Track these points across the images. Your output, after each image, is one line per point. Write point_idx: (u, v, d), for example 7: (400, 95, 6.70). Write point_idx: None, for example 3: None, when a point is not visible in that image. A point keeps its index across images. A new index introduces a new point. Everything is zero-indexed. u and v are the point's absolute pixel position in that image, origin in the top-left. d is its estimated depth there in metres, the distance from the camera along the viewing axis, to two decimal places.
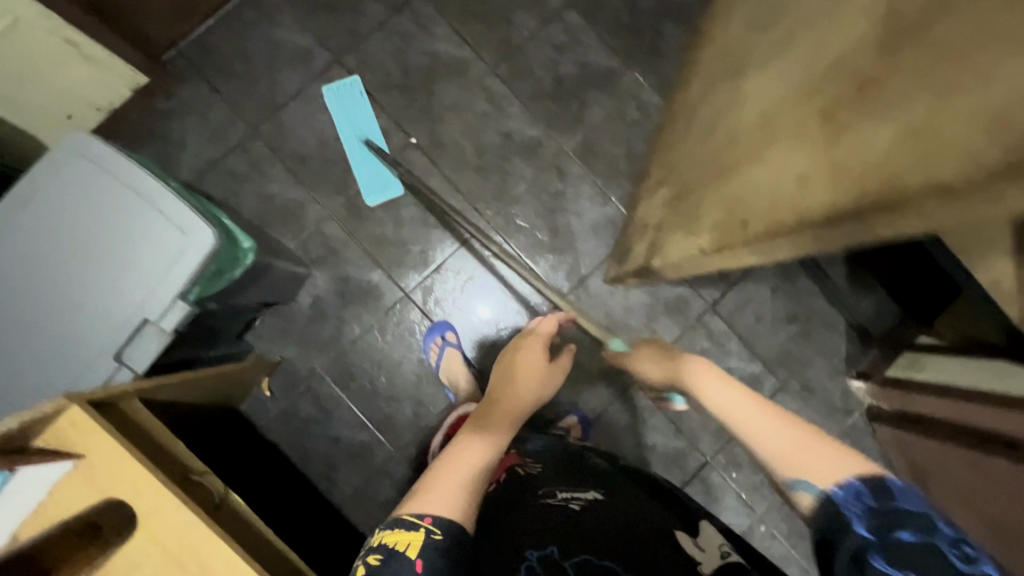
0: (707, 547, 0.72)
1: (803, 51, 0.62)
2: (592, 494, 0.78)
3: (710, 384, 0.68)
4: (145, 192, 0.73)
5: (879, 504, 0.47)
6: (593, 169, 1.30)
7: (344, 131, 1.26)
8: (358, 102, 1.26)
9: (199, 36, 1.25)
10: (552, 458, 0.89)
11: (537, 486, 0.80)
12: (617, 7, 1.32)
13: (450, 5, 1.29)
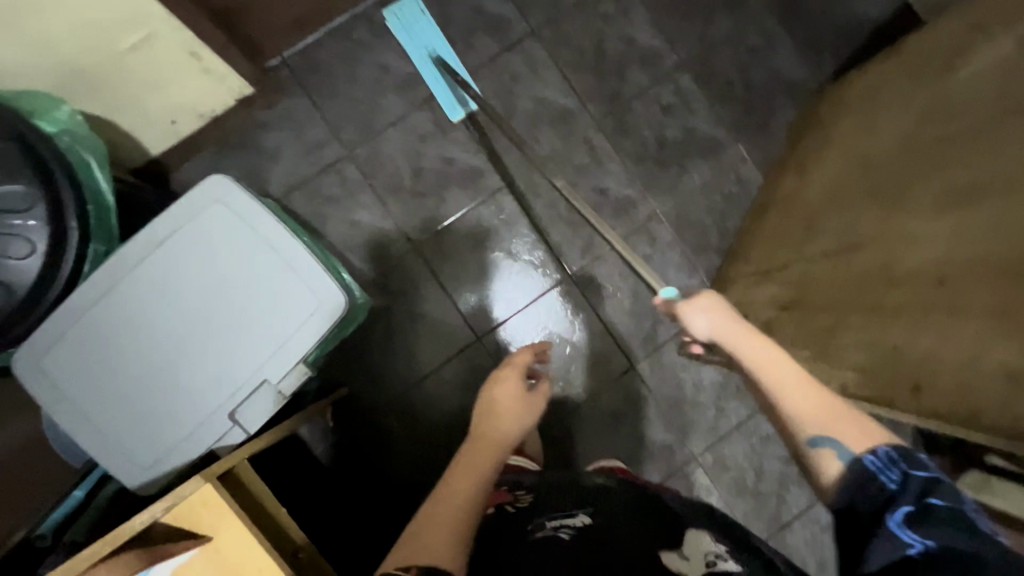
0: (691, 561, 0.67)
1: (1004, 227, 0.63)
2: (580, 519, 0.74)
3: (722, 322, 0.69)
4: (280, 245, 0.70)
5: (911, 468, 0.51)
6: (684, 237, 1.26)
7: (410, 49, 1.23)
8: (421, 16, 1.23)
9: (307, 48, 1.22)
10: (547, 481, 0.85)
11: (527, 516, 0.76)
12: (731, 75, 1.29)
13: (563, 52, 1.27)
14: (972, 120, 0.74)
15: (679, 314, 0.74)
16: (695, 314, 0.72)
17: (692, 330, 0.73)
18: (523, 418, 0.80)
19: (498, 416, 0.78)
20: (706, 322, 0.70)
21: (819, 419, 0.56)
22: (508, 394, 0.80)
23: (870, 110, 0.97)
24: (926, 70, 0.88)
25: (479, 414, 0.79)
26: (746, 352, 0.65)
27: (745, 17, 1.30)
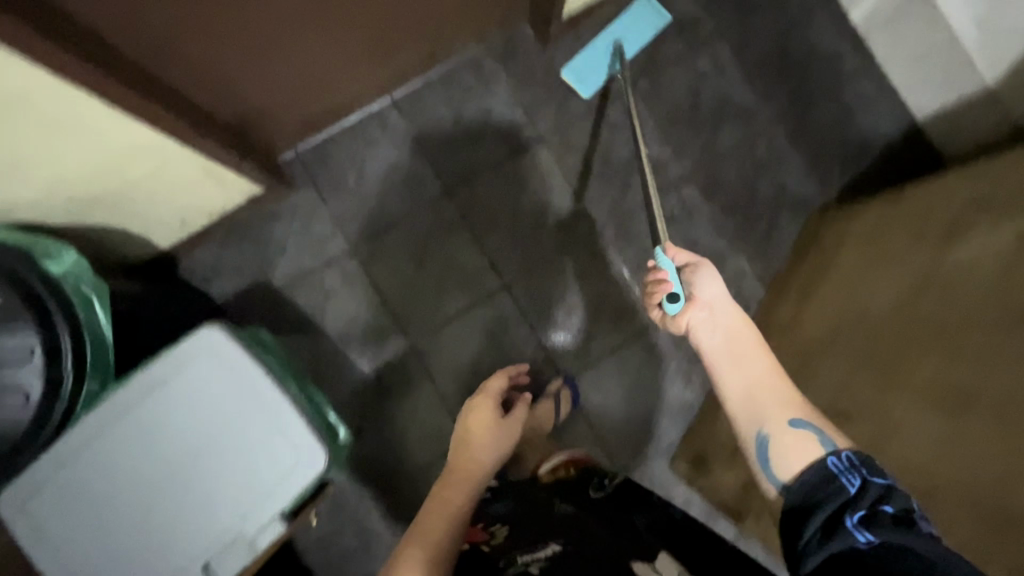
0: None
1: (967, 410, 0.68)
2: (551, 548, 0.72)
3: (709, 292, 0.78)
4: (285, 424, 0.71)
5: (867, 473, 0.58)
6: (680, 349, 1.26)
7: (623, 19, 1.29)
8: (648, 28, 1.30)
9: (319, 144, 1.26)
10: (518, 513, 0.85)
11: (502, 559, 0.75)
12: (736, 187, 1.30)
13: (569, 158, 1.29)
14: (960, 309, 0.73)
15: (691, 280, 0.80)
16: (706, 278, 0.79)
17: (695, 291, 0.79)
18: (498, 440, 0.91)
19: (475, 443, 0.90)
20: (717, 288, 0.78)
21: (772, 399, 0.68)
22: (480, 423, 0.92)
23: (866, 258, 0.98)
24: (925, 233, 0.88)
25: (459, 444, 0.91)
26: (728, 322, 0.75)
27: (753, 130, 1.31)
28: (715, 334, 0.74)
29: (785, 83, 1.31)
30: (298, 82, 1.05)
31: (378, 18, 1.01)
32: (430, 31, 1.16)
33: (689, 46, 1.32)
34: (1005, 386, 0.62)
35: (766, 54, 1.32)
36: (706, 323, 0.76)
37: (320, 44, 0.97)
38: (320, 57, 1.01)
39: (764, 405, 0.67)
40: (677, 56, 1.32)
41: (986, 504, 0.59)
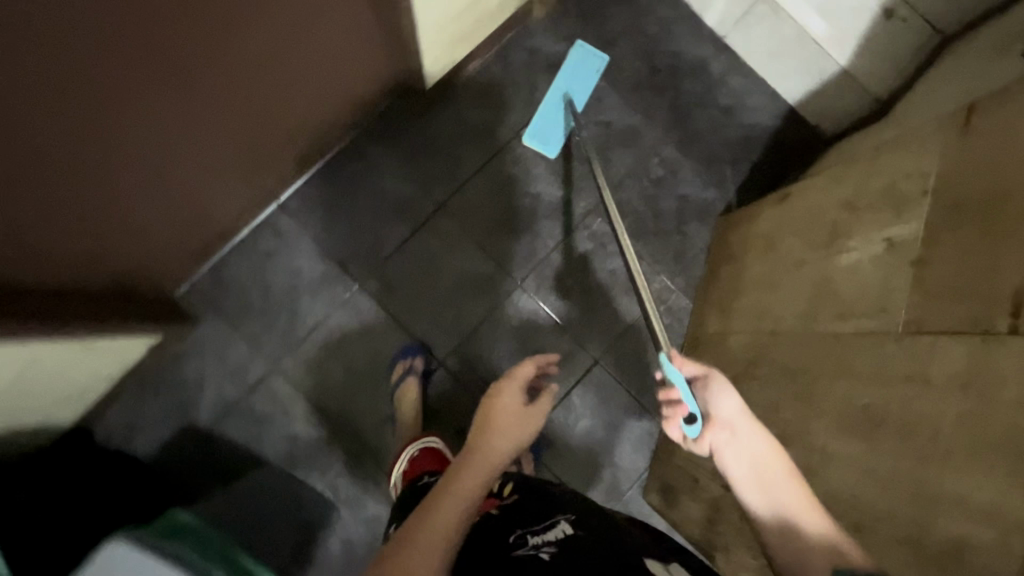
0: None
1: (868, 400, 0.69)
2: (561, 530, 0.69)
3: (729, 406, 0.69)
4: None
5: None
6: (626, 380, 1.27)
7: (562, 75, 1.31)
8: (591, 75, 1.32)
9: (213, 268, 1.21)
10: (532, 489, 0.82)
11: (509, 530, 0.74)
12: (640, 210, 1.31)
13: (472, 220, 1.28)
14: (857, 317, 0.74)
15: (708, 394, 0.72)
16: (725, 395, 0.71)
17: (713, 409, 0.70)
18: (523, 431, 0.78)
19: (500, 425, 0.76)
20: (737, 405, 0.69)
21: (810, 534, 0.59)
22: (504, 408, 0.79)
23: (772, 266, 0.99)
24: (816, 235, 0.90)
25: (480, 425, 0.77)
26: (754, 446, 0.66)
27: (643, 149, 1.33)
28: (738, 459, 0.66)
29: (662, 97, 1.34)
30: (171, 212, 1.00)
31: (235, 128, 0.98)
32: (299, 129, 1.13)
33: None
34: (905, 396, 0.62)
35: (637, 73, 1.34)
36: (726, 446, 0.67)
37: (180, 165, 0.94)
38: (183, 177, 0.97)
39: (801, 539, 0.59)
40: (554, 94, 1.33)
41: (906, 525, 0.57)
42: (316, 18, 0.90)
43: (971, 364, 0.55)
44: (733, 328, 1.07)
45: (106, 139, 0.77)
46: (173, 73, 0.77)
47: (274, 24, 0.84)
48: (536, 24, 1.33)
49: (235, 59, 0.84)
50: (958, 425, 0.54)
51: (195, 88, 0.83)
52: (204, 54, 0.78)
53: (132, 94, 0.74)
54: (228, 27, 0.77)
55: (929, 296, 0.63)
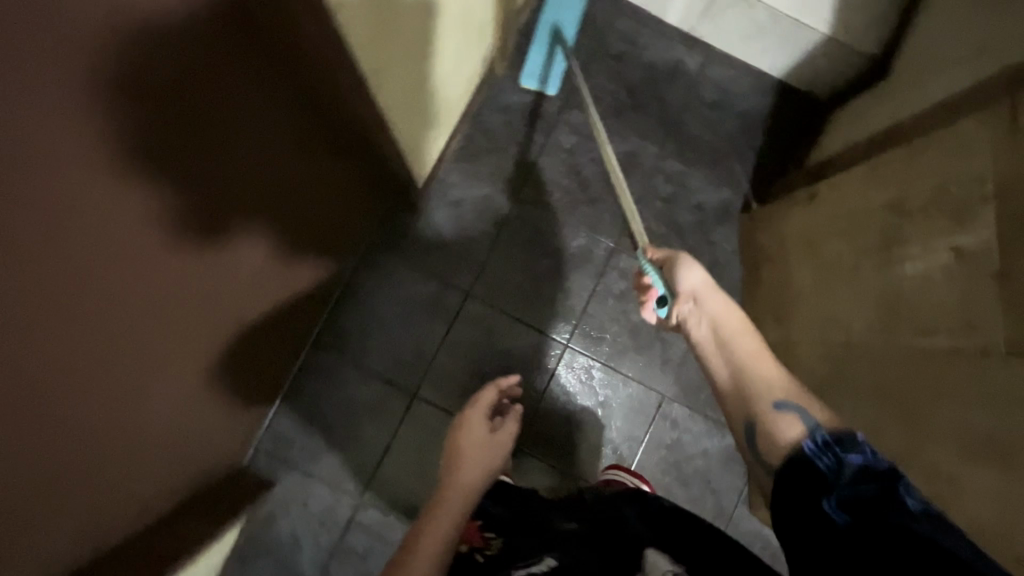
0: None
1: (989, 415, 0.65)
2: (546, 563, 0.68)
3: (693, 279, 0.81)
4: None
5: (844, 451, 0.56)
6: (698, 404, 1.26)
7: (548, 5, 1.27)
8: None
9: (272, 424, 1.20)
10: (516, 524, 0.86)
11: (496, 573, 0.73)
12: (662, 232, 1.28)
13: (502, 296, 1.26)
14: (948, 335, 0.71)
15: (676, 266, 0.83)
16: (688, 268, 0.82)
17: (678, 283, 0.82)
18: (489, 456, 0.98)
19: (469, 459, 0.96)
20: (700, 276, 0.81)
21: (755, 379, 0.71)
22: (473, 437, 1.00)
23: (825, 272, 0.97)
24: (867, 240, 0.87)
25: (453, 456, 0.97)
26: (715, 311, 0.78)
27: (647, 171, 1.29)
28: (705, 325, 0.79)
29: (649, 114, 1.30)
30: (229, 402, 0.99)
31: (267, 290, 0.93)
32: (319, 270, 1.10)
33: (545, 131, 1.30)
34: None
35: (617, 98, 1.30)
36: (693, 314, 0.80)
37: (232, 356, 0.91)
38: (238, 361, 0.94)
39: (752, 387, 0.70)
40: (542, 146, 1.30)
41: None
42: (322, 166, 0.86)
43: None
44: (797, 338, 1.05)
45: (169, 375, 0.74)
46: (216, 284, 0.74)
47: (291, 192, 0.81)
48: (502, 81, 1.30)
49: (265, 239, 0.81)
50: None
51: (235, 284, 0.80)
52: (237, 252, 0.75)
53: (186, 324, 0.71)
54: (254, 221, 0.74)
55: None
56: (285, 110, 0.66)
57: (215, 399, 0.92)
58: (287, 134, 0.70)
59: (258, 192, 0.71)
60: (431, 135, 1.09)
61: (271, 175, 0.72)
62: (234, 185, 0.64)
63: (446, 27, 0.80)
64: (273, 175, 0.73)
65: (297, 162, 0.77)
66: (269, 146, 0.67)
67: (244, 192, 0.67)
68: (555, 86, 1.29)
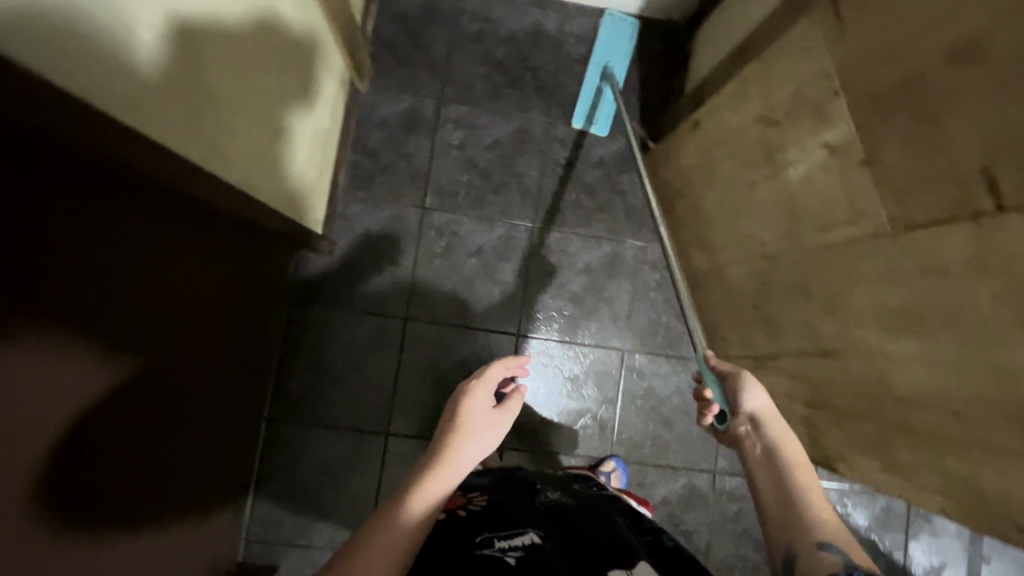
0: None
1: (891, 286, 0.68)
2: (529, 538, 0.71)
3: (756, 395, 0.79)
4: None
5: None
6: (658, 347, 1.29)
7: (597, 52, 1.30)
8: (623, 38, 1.30)
9: (253, 510, 1.16)
10: (500, 491, 0.84)
11: (478, 530, 0.73)
12: (573, 197, 1.29)
13: (441, 307, 1.24)
14: (840, 226, 0.75)
15: (740, 380, 0.81)
16: (752, 388, 0.79)
17: (741, 399, 0.79)
18: (490, 428, 0.81)
19: (469, 430, 0.78)
20: (763, 399, 0.79)
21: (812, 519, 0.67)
22: (475, 406, 0.82)
23: (726, 194, 1.01)
24: (752, 154, 0.90)
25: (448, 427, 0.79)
26: (777, 437, 0.75)
27: (540, 143, 1.29)
28: (767, 448, 0.76)
29: (523, 86, 1.29)
30: (206, 502, 0.97)
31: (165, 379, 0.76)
32: (249, 334, 1.05)
33: (429, 133, 1.27)
34: (927, 288, 0.63)
35: (488, 80, 1.29)
36: (750, 435, 0.78)
37: (195, 438, 0.90)
38: (196, 444, 0.90)
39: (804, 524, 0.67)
40: (430, 149, 1.27)
41: (1000, 401, 0.57)
42: (197, 221, 0.78)
43: (977, 247, 0.56)
44: (722, 261, 1.08)
45: (122, 494, 0.70)
46: (139, 383, 0.70)
47: (171, 262, 0.73)
48: (373, 98, 1.26)
49: (167, 311, 0.75)
50: (997, 300, 0.55)
51: (125, 392, 0.67)
52: (141, 348, 0.69)
53: (115, 442, 0.67)
54: (106, 310, 0.61)
55: (897, 190, 0.64)
56: (111, 187, 0.58)
57: (170, 514, 0.85)
58: (129, 211, 0.62)
59: (81, 282, 0.55)
60: (310, 160, 1.07)
61: (92, 256, 0.56)
62: (85, 291, 0.56)
63: (255, 49, 0.79)
64: (136, 256, 0.64)
65: (116, 216, 0.60)
66: (127, 230, 0.62)
67: (107, 293, 0.60)
68: (608, 126, 1.30)
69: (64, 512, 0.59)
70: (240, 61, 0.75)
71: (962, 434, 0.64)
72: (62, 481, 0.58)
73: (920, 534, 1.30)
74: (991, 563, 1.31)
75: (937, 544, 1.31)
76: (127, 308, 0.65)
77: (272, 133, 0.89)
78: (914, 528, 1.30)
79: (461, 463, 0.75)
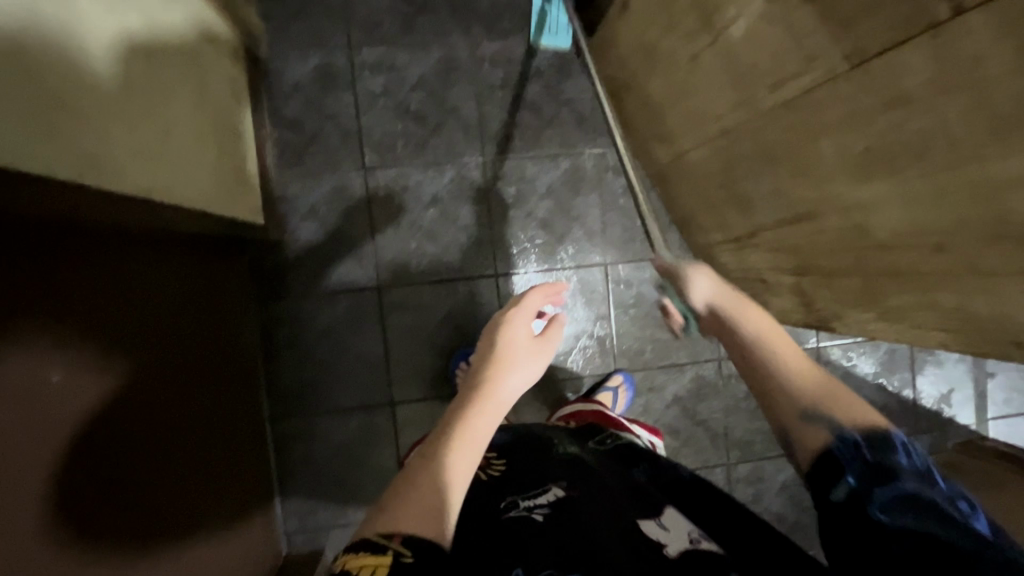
0: (672, 534, 0.63)
1: (853, 132, 0.64)
2: (553, 494, 0.70)
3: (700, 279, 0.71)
4: None
5: (872, 455, 0.53)
6: (638, 253, 1.26)
7: None
8: None
9: (284, 508, 1.18)
10: (516, 447, 0.81)
11: (500, 494, 0.71)
12: (517, 118, 1.21)
13: (412, 267, 1.20)
14: (792, 79, 0.68)
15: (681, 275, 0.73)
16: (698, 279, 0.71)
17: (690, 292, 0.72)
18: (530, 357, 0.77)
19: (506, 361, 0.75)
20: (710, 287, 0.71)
21: (861, 444, 0.54)
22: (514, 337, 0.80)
23: (671, 73, 0.93)
24: (689, 21, 0.82)
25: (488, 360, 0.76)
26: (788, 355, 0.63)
27: (469, 68, 1.19)
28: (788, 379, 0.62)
29: (436, 9, 1.17)
30: (243, 500, 1.01)
31: (169, 386, 0.79)
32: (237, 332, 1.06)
33: (348, 87, 1.17)
34: (894, 124, 0.58)
35: (394, 12, 1.17)
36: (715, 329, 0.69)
37: (219, 442, 0.92)
38: (219, 448, 0.92)
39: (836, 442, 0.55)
40: (355, 104, 1.17)
41: (985, 223, 0.55)
42: (139, 241, 0.75)
43: (940, 63, 0.51)
44: (682, 148, 1.03)
45: (159, 504, 0.73)
46: (147, 395, 0.72)
47: (120, 279, 0.70)
48: (278, 62, 1.15)
49: (148, 321, 0.76)
50: (967, 117, 0.50)
51: (133, 405, 0.69)
52: (127, 361, 0.70)
53: (135, 456, 0.68)
54: (81, 327, 0.63)
55: (843, 21, 0.58)
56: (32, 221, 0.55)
57: (209, 518, 0.87)
58: (60, 239, 0.59)
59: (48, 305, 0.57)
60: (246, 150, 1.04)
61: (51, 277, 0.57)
62: (31, 324, 0.54)
63: (148, 55, 0.72)
64: (85, 281, 0.63)
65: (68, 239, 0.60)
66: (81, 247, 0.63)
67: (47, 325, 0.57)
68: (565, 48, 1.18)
69: (84, 532, 0.59)
70: (133, 66, 0.69)
71: (948, 265, 0.62)
72: (92, 497, 0.60)
73: (925, 367, 1.33)
74: (996, 377, 1.35)
75: (943, 372, 1.34)
76: (84, 338, 0.63)
77: (198, 130, 0.86)
78: (919, 363, 1.33)
79: (505, 396, 0.71)
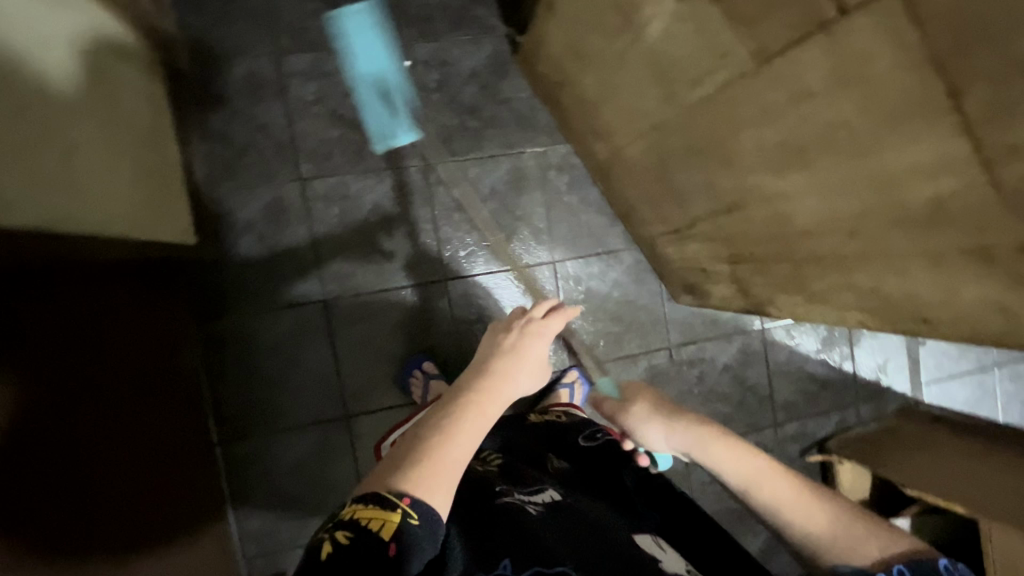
0: (667, 554, 0.66)
1: (766, 124, 0.66)
2: (549, 495, 0.71)
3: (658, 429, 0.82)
4: None
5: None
6: (585, 248, 1.28)
7: (350, 62, 1.13)
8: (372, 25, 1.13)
9: (241, 530, 1.15)
10: (511, 452, 0.83)
11: (494, 482, 0.72)
12: (455, 120, 1.20)
13: (358, 276, 1.18)
14: (708, 76, 0.70)
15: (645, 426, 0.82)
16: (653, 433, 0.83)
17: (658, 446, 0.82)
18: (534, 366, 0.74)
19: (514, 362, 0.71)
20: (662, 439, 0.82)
21: (833, 536, 0.66)
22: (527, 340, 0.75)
23: (600, 71, 0.94)
24: (611, 19, 0.83)
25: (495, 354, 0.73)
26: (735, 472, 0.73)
27: (402, 72, 1.17)
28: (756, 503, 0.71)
29: None
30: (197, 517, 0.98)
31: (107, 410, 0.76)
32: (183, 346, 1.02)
33: (278, 96, 1.13)
34: (801, 117, 0.60)
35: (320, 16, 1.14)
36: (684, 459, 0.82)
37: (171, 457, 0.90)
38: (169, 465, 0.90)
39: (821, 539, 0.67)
40: (286, 114, 1.14)
41: (889, 208, 0.58)
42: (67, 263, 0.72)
43: (834, 58, 0.53)
44: (618, 144, 1.05)
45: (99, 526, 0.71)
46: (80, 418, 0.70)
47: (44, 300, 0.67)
48: (200, 73, 1.10)
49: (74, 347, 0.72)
50: (861, 110, 0.53)
51: (67, 430, 0.67)
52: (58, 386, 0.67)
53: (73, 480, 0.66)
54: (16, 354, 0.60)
55: (747, 18, 0.60)
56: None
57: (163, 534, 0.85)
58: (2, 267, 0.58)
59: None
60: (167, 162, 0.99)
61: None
62: None
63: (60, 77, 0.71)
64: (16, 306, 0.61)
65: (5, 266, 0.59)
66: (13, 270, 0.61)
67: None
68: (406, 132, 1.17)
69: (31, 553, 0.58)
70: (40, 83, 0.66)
71: (861, 248, 0.65)
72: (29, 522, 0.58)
73: (862, 340, 1.40)
74: (926, 344, 1.43)
75: (878, 344, 1.42)
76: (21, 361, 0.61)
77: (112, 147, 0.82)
78: (855, 337, 1.40)
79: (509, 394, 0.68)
